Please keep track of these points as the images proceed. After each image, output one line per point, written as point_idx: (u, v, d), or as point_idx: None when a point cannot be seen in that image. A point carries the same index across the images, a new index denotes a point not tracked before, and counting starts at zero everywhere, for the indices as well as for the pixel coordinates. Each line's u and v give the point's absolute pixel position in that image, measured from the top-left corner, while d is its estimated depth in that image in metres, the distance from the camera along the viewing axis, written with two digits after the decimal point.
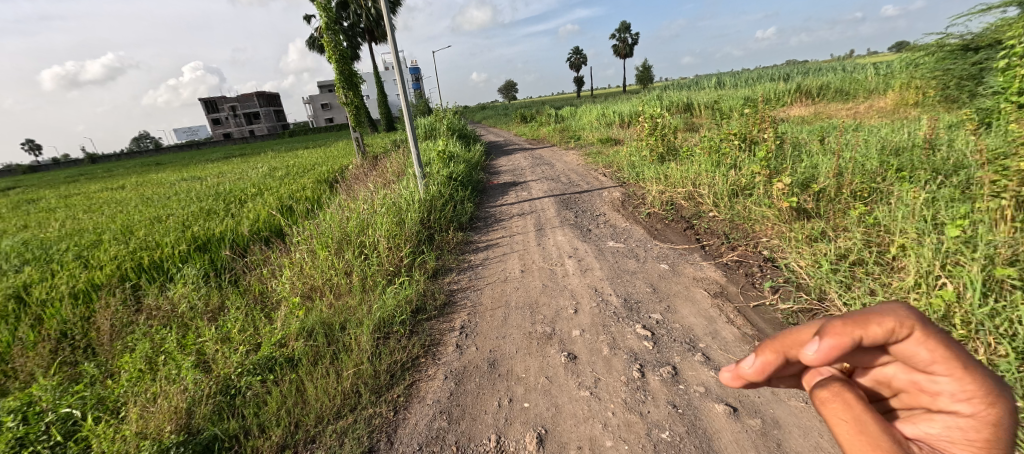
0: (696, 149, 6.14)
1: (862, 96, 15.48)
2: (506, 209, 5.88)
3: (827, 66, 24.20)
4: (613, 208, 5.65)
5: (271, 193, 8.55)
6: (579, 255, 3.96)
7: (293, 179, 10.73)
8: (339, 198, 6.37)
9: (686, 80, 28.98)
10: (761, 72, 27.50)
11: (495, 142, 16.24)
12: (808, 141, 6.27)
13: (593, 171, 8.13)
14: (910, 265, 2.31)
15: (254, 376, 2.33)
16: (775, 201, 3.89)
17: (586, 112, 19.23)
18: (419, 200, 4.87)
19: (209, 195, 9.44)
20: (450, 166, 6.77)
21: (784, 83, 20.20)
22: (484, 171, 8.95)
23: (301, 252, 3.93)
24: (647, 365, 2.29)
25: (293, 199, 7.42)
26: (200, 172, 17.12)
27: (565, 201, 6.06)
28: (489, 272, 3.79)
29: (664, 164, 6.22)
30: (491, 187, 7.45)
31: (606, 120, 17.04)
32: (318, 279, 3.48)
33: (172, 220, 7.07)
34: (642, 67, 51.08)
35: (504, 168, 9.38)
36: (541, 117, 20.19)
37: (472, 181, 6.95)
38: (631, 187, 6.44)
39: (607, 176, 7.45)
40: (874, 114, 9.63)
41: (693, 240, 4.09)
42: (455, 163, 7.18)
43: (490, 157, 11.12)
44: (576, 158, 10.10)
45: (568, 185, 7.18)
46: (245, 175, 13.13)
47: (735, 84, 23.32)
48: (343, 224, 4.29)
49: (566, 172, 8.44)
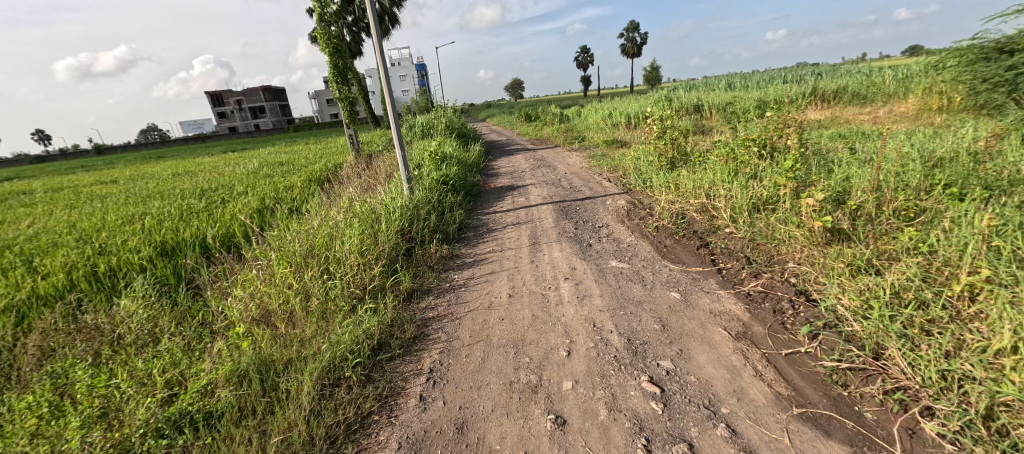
0: (710, 155, 5.62)
1: (880, 100, 14.85)
2: (500, 218, 5.39)
3: (842, 69, 23.45)
4: (617, 218, 5.14)
5: (255, 192, 8.10)
6: (575, 277, 3.45)
7: (284, 176, 10.28)
8: (321, 200, 5.90)
9: (694, 81, 28.41)
10: (772, 74, 26.84)
11: (497, 141, 15.75)
12: (833, 148, 5.74)
13: (596, 176, 7.61)
14: (1000, 322, 1.81)
15: (158, 442, 1.86)
16: (805, 220, 3.36)
17: (592, 112, 18.71)
18: (401, 208, 4.39)
19: (193, 193, 9.00)
20: (442, 168, 6.27)
21: (797, 85, 19.58)
22: (482, 173, 8.47)
23: (259, 267, 3.46)
24: (655, 441, 1.79)
25: (275, 200, 6.96)
26: (196, 166, 16.76)
27: (565, 209, 5.56)
28: (472, 296, 3.29)
29: (675, 171, 5.70)
30: (488, 191, 6.95)
31: (612, 121, 16.49)
32: (271, 303, 3.01)
33: (145, 220, 6.62)
34: (651, 67, 50.33)
35: (503, 171, 8.88)
36: (546, 117, 19.66)
37: (466, 184, 6.46)
38: (638, 195, 5.92)
39: (611, 182, 6.93)
40: (898, 119, 9.05)
41: (707, 261, 3.57)
42: (449, 165, 6.69)
43: (490, 158, 10.63)
44: (580, 161, 9.59)
45: (570, 190, 6.69)
46: (238, 171, 12.71)
47: (747, 85, 22.64)
48: (311, 235, 3.81)
49: (569, 175, 7.93)
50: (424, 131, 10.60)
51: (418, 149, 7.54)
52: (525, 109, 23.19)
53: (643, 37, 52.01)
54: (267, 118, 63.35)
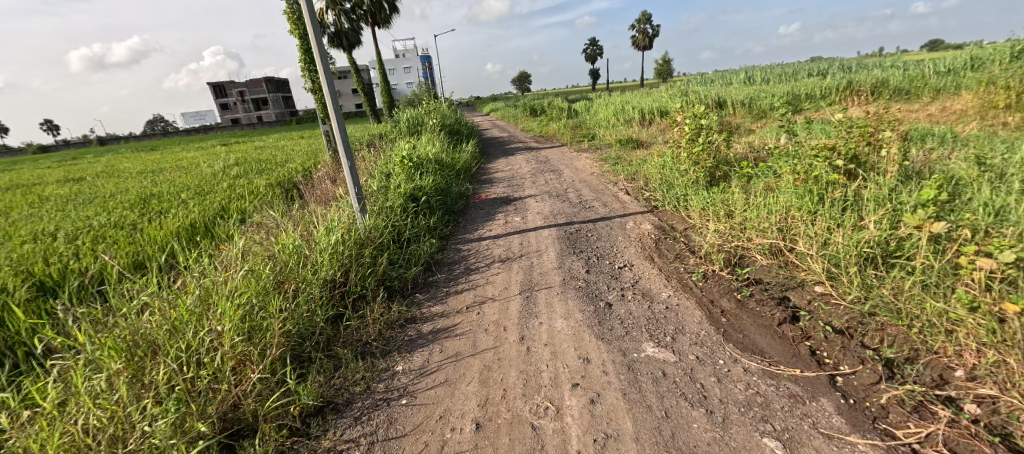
0: (766, 168, 4.23)
1: (926, 96, 13.25)
2: (486, 247, 4.06)
3: (872, 63, 21.73)
4: (644, 256, 3.78)
5: (204, 201, 6.80)
6: (590, 383, 2.10)
7: (251, 178, 8.98)
8: (257, 220, 4.57)
9: (710, 75, 26.78)
10: (795, 67, 25.11)
11: (498, 138, 14.39)
12: (929, 160, 4.34)
13: (610, 186, 6.24)
14: None
15: None
16: (982, 300, 2.00)
17: (602, 106, 17.23)
18: (337, 245, 3.05)
19: (139, 198, 7.71)
20: (415, 177, 4.94)
21: (826, 79, 17.94)
22: (473, 180, 7.13)
23: (64, 355, 2.11)
24: None
25: (215, 215, 5.64)
26: (172, 161, 15.46)
27: (572, 237, 4.21)
28: (415, 418, 1.96)
29: (718, 188, 4.33)
30: (477, 206, 5.61)
31: (624, 118, 15.05)
32: (44, 447, 1.68)
33: (52, 239, 5.32)
34: (663, 61, 48.52)
35: (498, 176, 7.54)
36: (552, 111, 18.19)
37: (447, 199, 5.13)
38: (668, 218, 4.55)
39: (630, 196, 5.57)
40: (973, 117, 7.56)
41: (803, 356, 2.20)
42: (428, 172, 5.36)
43: (486, 159, 9.27)
44: (589, 164, 8.21)
45: (578, 206, 5.34)
46: (208, 169, 11.40)
47: (769, 79, 21.03)
48: (182, 294, 2.48)
49: (577, 184, 6.56)
50: (411, 125, 9.24)
51: (395, 150, 6.21)
52: (530, 103, 21.74)
53: (655, 29, 50.15)
54: (269, 110, 62.18)
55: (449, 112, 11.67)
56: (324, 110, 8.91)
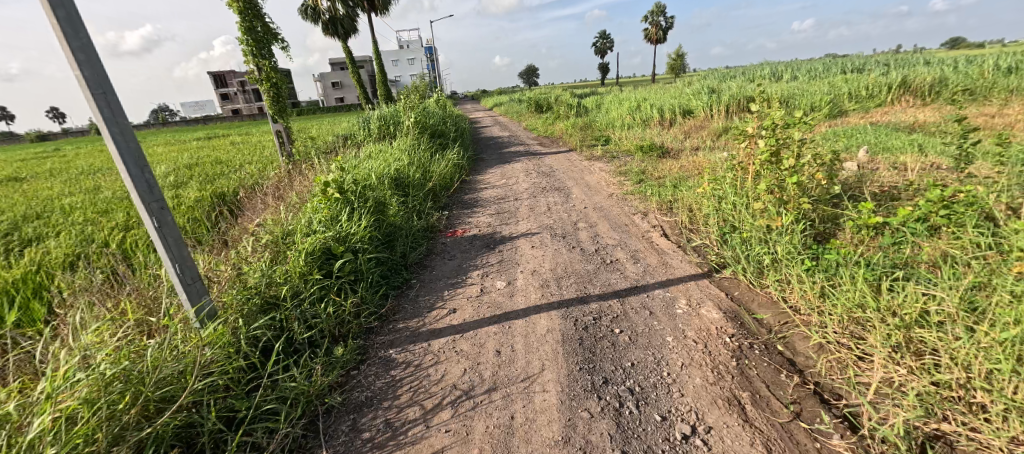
0: (923, 243, 2.48)
1: (1001, 96, 11.18)
2: (436, 359, 2.34)
3: (916, 58, 19.52)
4: (725, 396, 2.03)
5: (92, 225, 5.14)
6: None
7: (187, 188, 7.33)
8: (83, 286, 2.89)
9: (730, 71, 24.74)
10: (825, 62, 22.94)
11: (497, 138, 12.61)
12: None
13: (636, 220, 4.46)
14: None
15: None
16: None
17: (616, 103, 15.34)
18: None
19: (28, 216, 6.07)
20: (342, 218, 3.17)
21: (870, 75, 15.83)
22: (452, 203, 5.38)
23: None
24: None
25: (73, 258, 3.97)
26: (133, 159, 13.85)
27: (589, 338, 2.47)
28: None
29: (838, 257, 2.57)
30: (445, 250, 3.87)
31: (640, 119, 13.17)
32: None
33: None
34: (676, 55, 46.28)
35: (487, 197, 5.78)
36: (559, 108, 16.31)
37: (394, 251, 3.39)
38: (743, 300, 2.79)
39: (669, 244, 3.79)
40: None
41: None
42: (372, 205, 3.60)
43: (475, 169, 7.50)
44: (604, 180, 6.40)
45: (594, 258, 3.57)
46: (155, 171, 9.72)
47: (802, 75, 18.93)
48: None
49: (590, 214, 4.78)
50: (385, 125, 7.48)
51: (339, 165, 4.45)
52: (536, 98, 19.85)
53: (667, 22, 47.87)
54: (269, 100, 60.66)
55: (437, 108, 9.85)
56: (275, 105, 7.14)
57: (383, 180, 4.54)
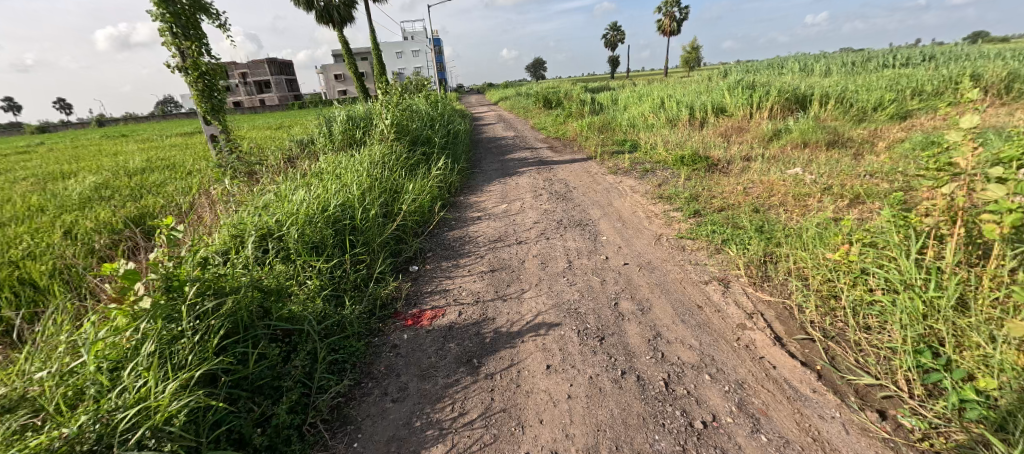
0: None
1: None
2: None
3: (970, 50, 17.40)
4: None
5: None
6: None
7: (100, 206, 5.73)
8: None
9: (755, 64, 22.81)
10: (862, 55, 20.87)
11: (501, 140, 10.96)
12: None
13: (713, 299, 2.77)
14: None
15: None
16: None
17: (636, 99, 13.57)
18: None
19: None
20: (144, 359, 1.50)
21: (927, 69, 13.83)
22: (427, 248, 3.71)
23: None
24: None
25: None
26: (93, 159, 12.36)
27: None
28: None
29: None
30: (394, 369, 2.19)
31: (666, 118, 11.39)
32: None
33: None
34: (692, 48, 43.95)
35: (479, 235, 4.11)
36: (570, 104, 14.50)
37: (280, 408, 1.73)
38: None
39: (799, 373, 2.07)
40: None
41: None
42: (252, 303, 1.94)
43: (468, 186, 5.83)
44: (640, 208, 4.70)
45: (666, 408, 1.88)
46: (93, 178, 8.17)
47: (840, 69, 16.93)
48: None
49: (635, 279, 3.09)
50: (351, 128, 5.79)
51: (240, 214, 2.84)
52: (545, 92, 18.09)
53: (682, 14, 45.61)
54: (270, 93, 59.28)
55: (425, 105, 8.11)
56: (207, 102, 5.48)
57: (307, 231, 2.87)
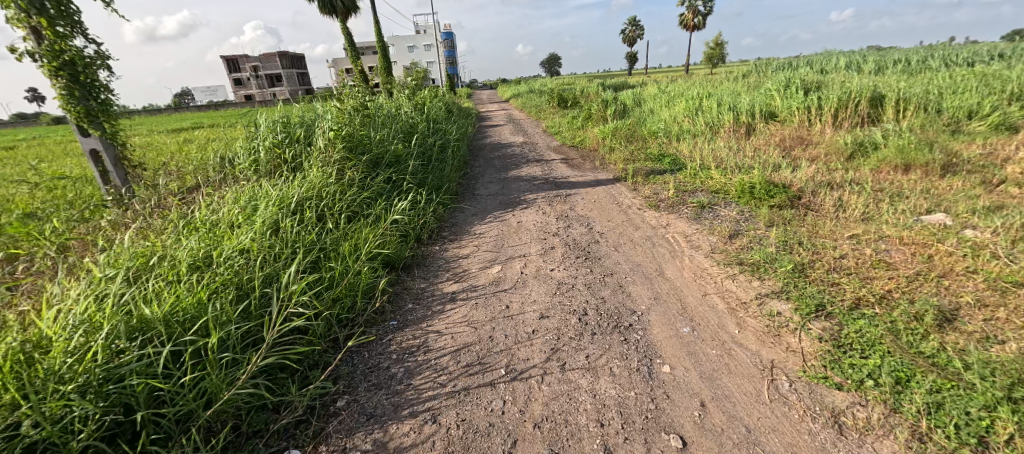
0: None
1: None
2: None
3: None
4: None
5: None
6: None
7: None
8: None
9: (791, 61, 20.60)
10: (916, 53, 18.52)
11: (506, 147, 9.20)
12: None
13: None
14: None
15: None
16: None
17: (666, 99, 11.65)
18: None
19: None
20: None
21: (1013, 70, 11.61)
22: (337, 393, 1.99)
23: None
24: None
25: None
26: (41, 160, 10.82)
27: None
28: None
29: None
30: None
31: (705, 123, 9.48)
32: None
33: None
34: (716, 44, 41.43)
35: (444, 345, 2.37)
36: (590, 104, 12.61)
37: None
38: None
39: None
40: None
41: None
42: None
43: (448, 227, 4.12)
44: (712, 286, 2.92)
45: None
46: None
47: (899, 67, 14.56)
48: None
49: None
50: (285, 143, 4.11)
51: None
52: (560, 89, 16.20)
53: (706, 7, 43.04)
54: None
55: (408, 107, 6.39)
56: (81, 104, 3.87)
57: None
